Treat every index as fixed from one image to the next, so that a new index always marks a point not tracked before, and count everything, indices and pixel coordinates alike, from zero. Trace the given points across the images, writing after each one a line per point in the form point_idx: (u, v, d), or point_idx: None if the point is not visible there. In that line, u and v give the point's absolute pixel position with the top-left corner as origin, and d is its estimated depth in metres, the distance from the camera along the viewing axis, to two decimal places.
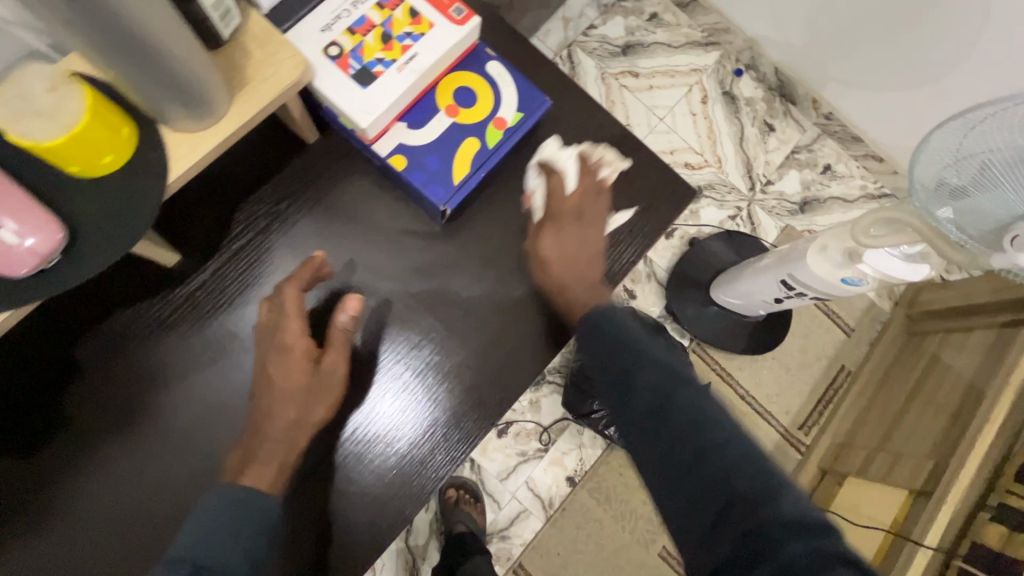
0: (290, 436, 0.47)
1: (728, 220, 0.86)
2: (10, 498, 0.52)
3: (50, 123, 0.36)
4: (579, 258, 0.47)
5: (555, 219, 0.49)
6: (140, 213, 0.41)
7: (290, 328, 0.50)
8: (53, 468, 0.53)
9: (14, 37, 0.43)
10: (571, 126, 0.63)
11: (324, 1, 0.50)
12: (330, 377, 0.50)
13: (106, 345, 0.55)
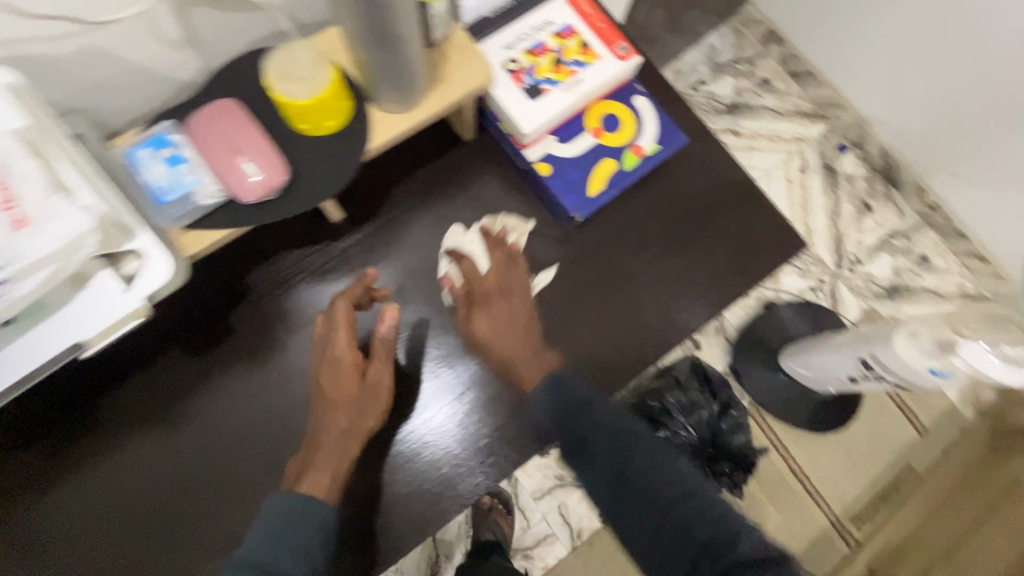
0: (341, 443, 0.51)
1: (809, 290, 0.85)
2: (168, 390, 0.61)
3: (306, 86, 0.46)
4: (508, 334, 0.53)
5: (484, 301, 0.55)
6: (339, 171, 0.49)
7: (337, 342, 0.53)
8: (207, 371, 0.62)
9: (274, 17, 0.53)
10: (692, 170, 0.69)
11: (511, 24, 0.58)
12: (377, 384, 0.54)
13: (275, 278, 0.64)
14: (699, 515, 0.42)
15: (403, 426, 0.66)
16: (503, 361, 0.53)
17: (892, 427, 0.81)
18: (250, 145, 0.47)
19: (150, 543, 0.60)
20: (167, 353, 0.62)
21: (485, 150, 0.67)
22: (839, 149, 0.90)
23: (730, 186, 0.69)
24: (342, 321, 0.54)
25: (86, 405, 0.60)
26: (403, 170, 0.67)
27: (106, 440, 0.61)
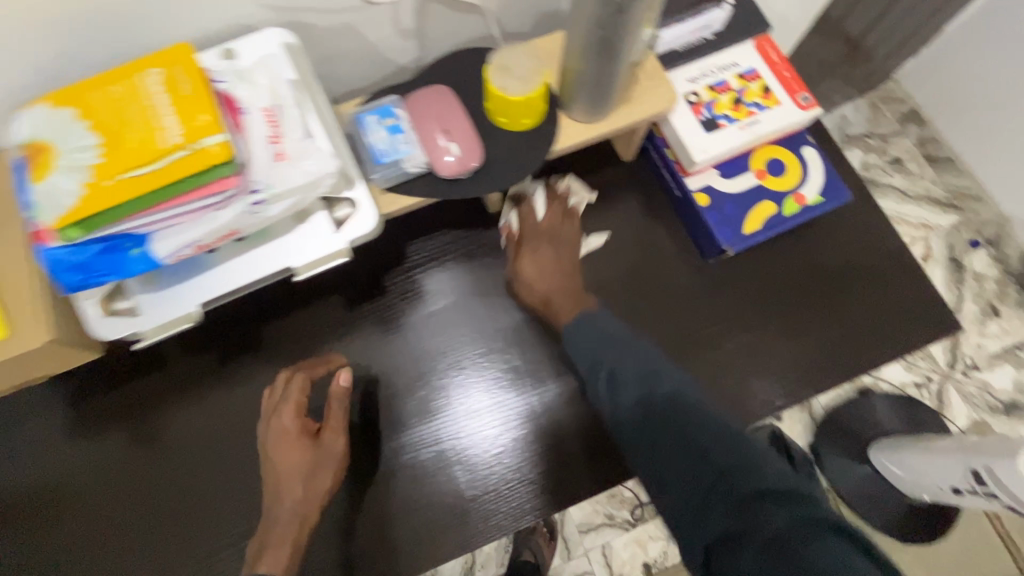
0: (299, 512, 0.54)
1: (912, 384, 0.87)
2: (304, 332, 0.66)
3: (519, 86, 0.51)
4: (552, 273, 0.61)
5: (535, 241, 0.63)
6: (524, 167, 0.54)
7: (284, 419, 0.56)
8: (343, 324, 0.66)
9: (488, 19, 0.59)
10: (835, 230, 0.71)
11: (698, 59, 0.61)
12: (331, 450, 0.56)
13: (429, 251, 0.68)
14: (722, 450, 0.42)
15: (436, 444, 0.64)
16: (540, 296, 0.61)
17: (982, 541, 0.83)
18: (456, 130, 0.52)
19: (254, 473, 0.62)
20: (313, 299, 0.66)
21: (638, 174, 0.70)
22: (971, 245, 0.91)
23: (867, 256, 0.70)
24: (293, 399, 0.57)
25: (231, 332, 0.65)
26: (560, 177, 0.70)
27: (239, 367, 0.65)
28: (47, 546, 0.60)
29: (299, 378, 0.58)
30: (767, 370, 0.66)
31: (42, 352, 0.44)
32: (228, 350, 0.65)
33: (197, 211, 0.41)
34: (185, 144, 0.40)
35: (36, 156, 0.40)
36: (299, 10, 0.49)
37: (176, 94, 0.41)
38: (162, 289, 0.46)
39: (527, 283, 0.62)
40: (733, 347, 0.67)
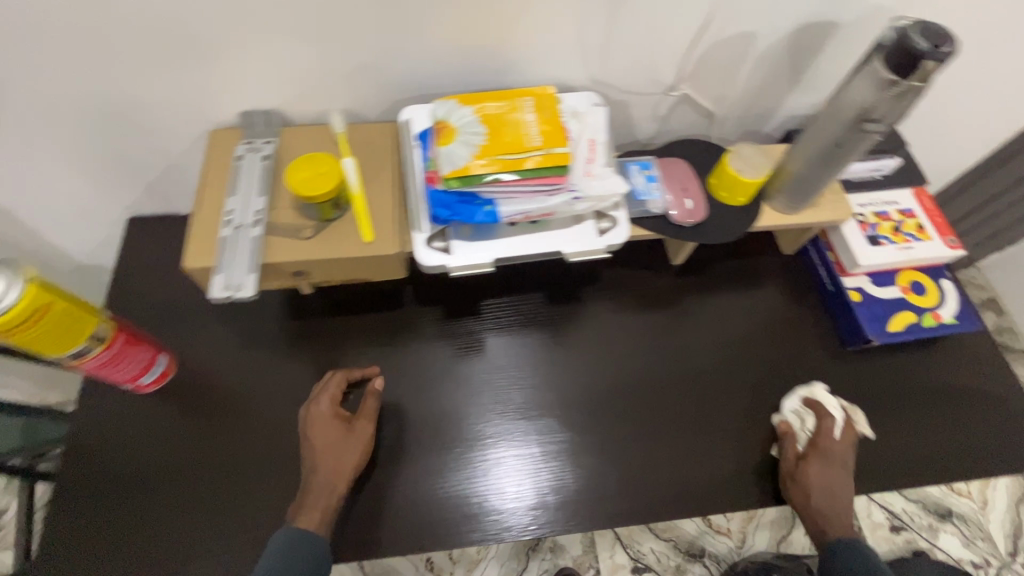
0: (330, 481, 0.62)
1: (971, 558, 1.13)
2: (504, 313, 0.78)
3: (750, 171, 0.68)
4: (841, 493, 0.67)
5: (824, 452, 0.69)
6: (730, 229, 0.70)
7: (322, 408, 0.66)
8: (538, 317, 0.78)
9: (714, 122, 0.79)
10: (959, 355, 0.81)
11: (868, 191, 0.78)
12: (360, 433, 0.66)
13: (619, 279, 0.82)
14: None
15: (460, 445, 0.71)
16: (817, 508, 0.67)
17: None
18: (691, 190, 0.70)
19: (436, 411, 0.72)
20: (518, 289, 0.79)
21: (792, 268, 0.84)
22: None
23: (987, 389, 0.80)
24: (329, 394, 0.67)
25: (445, 296, 0.77)
26: (728, 253, 0.84)
27: (437, 327, 0.77)
28: (253, 417, 0.71)
29: (339, 375, 0.68)
30: (885, 456, 0.74)
31: (382, 259, 0.60)
32: (435, 311, 0.77)
33: (531, 191, 0.59)
34: (544, 147, 0.58)
35: (443, 131, 0.59)
36: (607, 84, 0.70)
37: (541, 116, 0.60)
38: (473, 241, 0.62)
39: (811, 490, 0.67)
40: (861, 426, 0.76)
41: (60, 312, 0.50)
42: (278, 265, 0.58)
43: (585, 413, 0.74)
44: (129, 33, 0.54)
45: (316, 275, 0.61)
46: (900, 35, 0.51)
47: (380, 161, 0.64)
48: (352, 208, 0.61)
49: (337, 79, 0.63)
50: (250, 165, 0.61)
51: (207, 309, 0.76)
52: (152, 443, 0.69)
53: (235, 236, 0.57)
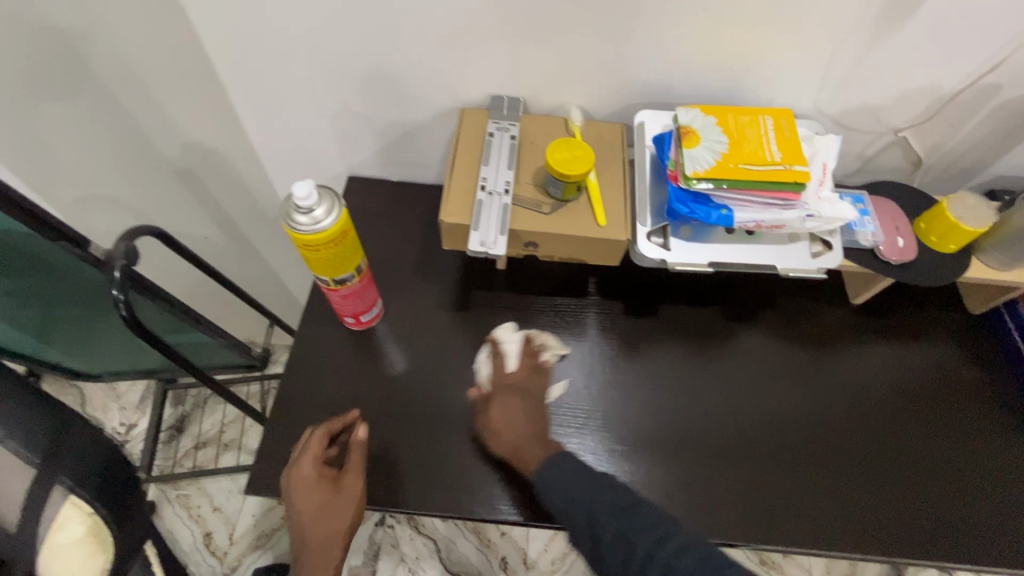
0: (324, 545, 0.63)
1: None
2: (682, 320, 0.80)
3: (973, 219, 0.68)
4: (523, 427, 0.67)
5: (503, 392, 0.70)
6: (938, 274, 0.70)
7: (302, 472, 0.64)
8: (715, 330, 0.80)
9: (921, 170, 0.79)
10: None
11: None
12: (350, 490, 0.64)
13: (798, 308, 0.82)
14: None
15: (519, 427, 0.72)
16: (510, 445, 0.67)
17: None
18: (903, 231, 0.71)
19: (610, 399, 0.74)
20: (697, 300, 0.81)
21: (976, 329, 0.82)
22: None
23: None
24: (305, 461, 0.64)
25: (624, 293, 0.81)
26: (908, 301, 0.83)
27: (613, 321, 0.79)
28: (440, 372, 0.76)
29: (320, 431, 0.66)
30: None
31: (608, 243, 0.64)
32: (615, 305, 0.80)
33: (763, 203, 0.62)
34: (784, 163, 0.61)
35: (686, 136, 0.63)
36: (830, 117, 0.73)
37: (779, 134, 0.64)
38: (691, 242, 0.66)
39: (497, 432, 0.68)
40: None
41: (349, 241, 0.58)
42: (518, 232, 0.63)
43: (758, 433, 0.73)
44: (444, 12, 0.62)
45: (542, 248, 0.66)
46: None
47: (611, 156, 0.69)
48: (586, 193, 0.66)
49: (590, 78, 0.69)
50: (499, 141, 0.68)
51: (407, 266, 0.83)
52: (351, 378, 0.75)
53: (488, 200, 0.63)
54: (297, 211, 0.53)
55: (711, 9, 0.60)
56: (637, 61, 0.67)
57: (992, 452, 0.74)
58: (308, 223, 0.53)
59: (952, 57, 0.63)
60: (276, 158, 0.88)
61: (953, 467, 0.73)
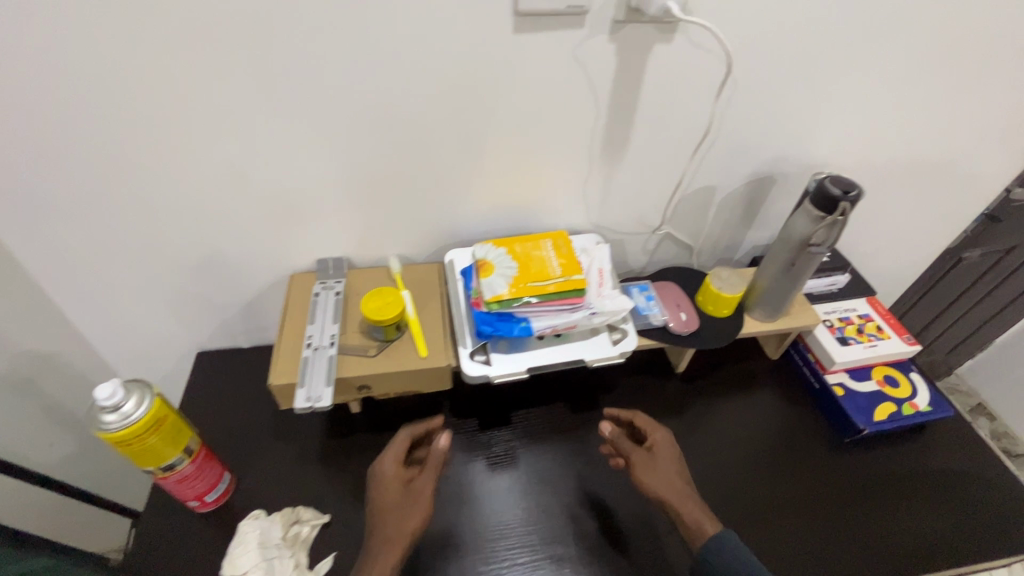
0: (387, 543, 0.62)
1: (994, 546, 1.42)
2: (538, 423, 0.85)
3: (731, 287, 0.84)
4: (679, 486, 0.69)
5: (654, 458, 0.72)
6: (721, 336, 0.84)
7: (384, 475, 0.68)
8: (569, 423, 0.86)
9: (692, 255, 0.98)
10: (956, 439, 0.88)
11: (830, 302, 0.93)
12: (420, 490, 0.66)
13: (636, 389, 0.91)
14: None
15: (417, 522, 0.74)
16: (680, 496, 0.68)
17: None
18: (685, 306, 0.85)
19: (475, 521, 0.75)
20: (547, 402, 0.88)
21: (780, 370, 0.95)
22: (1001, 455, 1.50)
23: (989, 473, 0.85)
24: (386, 468, 0.69)
25: (479, 409, 0.86)
26: (723, 361, 0.96)
27: (469, 437, 0.83)
28: None
29: (403, 429, 0.72)
30: (915, 544, 0.77)
31: (434, 371, 0.71)
32: (470, 423, 0.84)
33: (556, 310, 0.73)
34: (564, 274, 0.74)
35: (483, 267, 0.75)
36: (606, 228, 0.89)
37: (559, 251, 0.77)
38: (509, 353, 0.74)
39: (667, 480, 0.70)
40: (885, 514, 0.79)
41: (167, 426, 0.59)
42: (348, 378, 0.68)
43: (627, 518, 0.76)
44: (260, 197, 0.73)
45: (376, 388, 0.71)
46: (819, 186, 0.70)
47: (430, 293, 0.79)
48: (409, 329, 0.74)
49: (400, 229, 0.81)
50: (325, 299, 0.75)
51: (264, 430, 0.83)
52: (202, 567, 0.70)
53: (314, 355, 0.68)
54: (103, 410, 0.54)
55: (479, 166, 0.76)
56: (436, 210, 0.80)
57: (825, 479, 0.82)
58: (117, 420, 0.54)
59: (671, 174, 0.82)
60: (116, 350, 0.88)
61: (804, 508, 0.79)
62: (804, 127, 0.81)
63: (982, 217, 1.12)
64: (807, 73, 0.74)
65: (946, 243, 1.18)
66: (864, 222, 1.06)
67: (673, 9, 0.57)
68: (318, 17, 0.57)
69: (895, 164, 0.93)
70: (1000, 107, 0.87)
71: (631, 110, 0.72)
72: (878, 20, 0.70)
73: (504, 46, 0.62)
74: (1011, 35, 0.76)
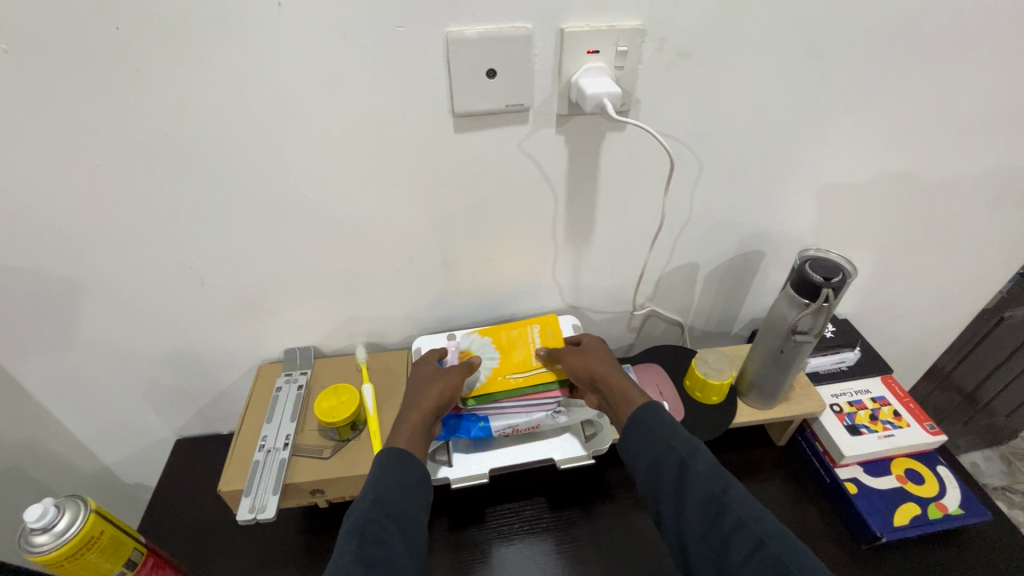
0: (414, 406, 0.63)
1: None
2: (524, 520, 0.78)
3: (719, 372, 0.77)
4: (610, 367, 0.66)
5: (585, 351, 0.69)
6: (710, 428, 0.77)
7: (424, 360, 0.70)
8: (557, 521, 0.78)
9: (680, 331, 0.93)
10: (1001, 545, 0.76)
11: (838, 383, 0.85)
12: (453, 372, 0.67)
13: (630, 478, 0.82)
14: None
15: None
16: (610, 376, 0.65)
17: None
18: (666, 394, 0.79)
19: None
20: (531, 496, 0.80)
21: (787, 459, 0.84)
22: None
23: None
24: (424, 359, 0.70)
25: (448, 505, 0.79)
26: (724, 448, 0.85)
27: (437, 538, 0.76)
28: None
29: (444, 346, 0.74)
30: None
31: None
32: (441, 522, 0.77)
33: (520, 407, 0.70)
34: (545, 366, 0.71)
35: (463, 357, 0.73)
36: (582, 308, 0.86)
37: (544, 339, 0.74)
38: (471, 452, 0.71)
39: (598, 363, 0.67)
40: None
41: (105, 541, 0.58)
42: (298, 484, 0.66)
43: None
44: (225, 295, 0.74)
45: (330, 491, 0.68)
46: (798, 271, 0.64)
47: (395, 384, 0.77)
48: (367, 427, 0.71)
49: (368, 319, 0.81)
50: (286, 394, 0.74)
51: (227, 527, 0.79)
52: None
53: (265, 459, 0.67)
54: (35, 530, 0.54)
55: (440, 256, 0.74)
56: (402, 298, 0.79)
57: None
58: (48, 540, 0.54)
59: (646, 254, 0.78)
60: (98, 441, 0.89)
61: None
62: (787, 199, 0.76)
63: (1017, 277, 1.00)
64: (780, 149, 0.70)
65: (982, 306, 1.07)
66: (876, 289, 0.97)
67: (608, 106, 0.55)
68: (262, 132, 0.58)
69: (898, 229, 0.86)
70: (1012, 168, 0.80)
71: (590, 195, 0.69)
72: (849, 94, 0.66)
73: (448, 146, 0.62)
74: (1012, 95, 0.70)
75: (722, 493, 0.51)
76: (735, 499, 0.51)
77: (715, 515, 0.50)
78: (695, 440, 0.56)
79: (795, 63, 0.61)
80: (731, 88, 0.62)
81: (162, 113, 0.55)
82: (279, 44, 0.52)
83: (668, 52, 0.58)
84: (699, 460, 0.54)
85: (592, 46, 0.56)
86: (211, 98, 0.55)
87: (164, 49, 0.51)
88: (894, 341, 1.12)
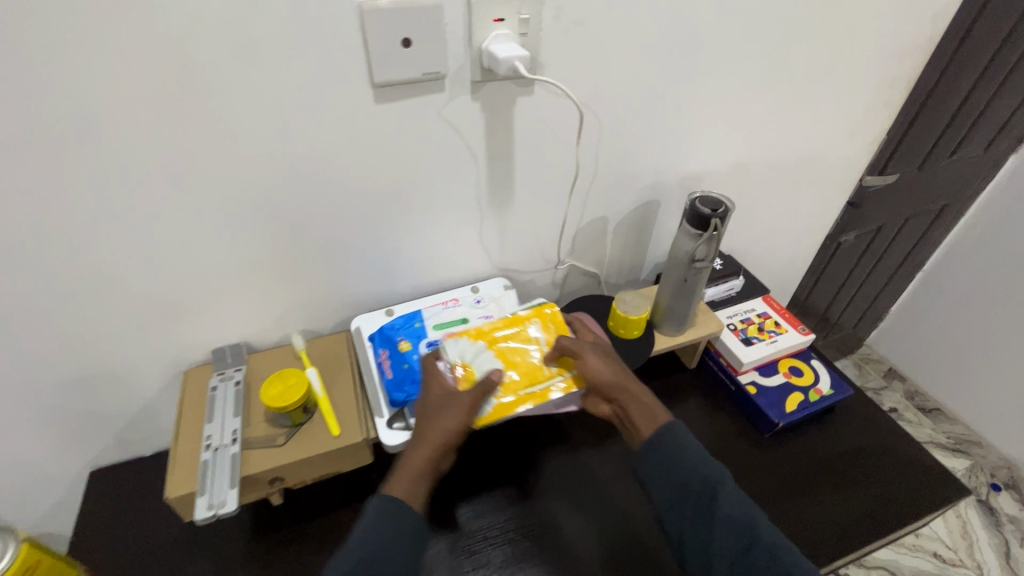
0: (418, 450, 0.63)
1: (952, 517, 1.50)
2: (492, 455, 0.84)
3: (636, 307, 0.88)
4: (626, 374, 0.72)
5: (601, 354, 0.73)
6: (635, 357, 0.87)
7: (429, 384, 0.68)
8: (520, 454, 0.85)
9: (597, 282, 1.02)
10: (863, 413, 0.95)
11: (730, 306, 1.00)
12: (457, 399, 0.66)
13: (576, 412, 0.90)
14: None
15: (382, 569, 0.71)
16: (628, 384, 0.71)
17: None
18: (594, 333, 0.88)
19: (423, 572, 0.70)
20: (496, 437, 0.87)
21: (699, 378, 0.97)
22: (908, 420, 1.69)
23: (897, 440, 0.91)
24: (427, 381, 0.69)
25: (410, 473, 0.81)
26: (648, 377, 0.96)
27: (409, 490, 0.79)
28: None
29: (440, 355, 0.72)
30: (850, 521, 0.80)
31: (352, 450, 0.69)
32: None
33: None
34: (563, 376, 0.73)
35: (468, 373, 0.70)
36: (509, 271, 0.91)
37: (549, 335, 0.76)
38: None
39: (616, 369, 0.72)
40: (819, 496, 0.83)
41: (46, 568, 0.57)
42: (255, 475, 0.64)
43: (583, 537, 0.75)
44: (135, 298, 0.68)
45: (290, 478, 0.67)
46: (691, 206, 0.76)
47: (340, 365, 0.77)
48: (320, 409, 0.71)
49: (300, 306, 0.79)
50: (224, 393, 0.71)
51: (171, 546, 0.74)
52: None
53: (214, 458, 0.64)
54: None
55: (369, 232, 0.75)
56: (334, 279, 0.79)
57: (763, 473, 0.84)
58: None
59: (561, 211, 0.85)
60: None
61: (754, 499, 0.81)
62: (673, 151, 0.87)
63: (847, 205, 1.23)
64: (663, 106, 0.80)
65: (827, 234, 1.30)
66: (748, 226, 1.14)
67: (520, 68, 0.61)
68: (169, 113, 0.56)
69: (759, 173, 1.03)
70: (835, 113, 0.99)
71: (507, 159, 0.75)
72: (711, 56, 0.77)
73: (369, 118, 0.64)
74: (828, 53, 0.87)
75: (751, 526, 0.58)
76: (764, 535, 0.58)
77: (745, 545, 0.57)
78: (723, 471, 0.63)
79: (667, 28, 0.71)
80: (619, 51, 0.70)
81: (51, 97, 0.51)
82: (181, 18, 0.51)
83: (563, 19, 0.64)
84: (725, 489, 0.61)
85: (497, 15, 0.60)
86: (109, 78, 0.52)
87: (49, 26, 0.48)
88: (766, 273, 1.31)
